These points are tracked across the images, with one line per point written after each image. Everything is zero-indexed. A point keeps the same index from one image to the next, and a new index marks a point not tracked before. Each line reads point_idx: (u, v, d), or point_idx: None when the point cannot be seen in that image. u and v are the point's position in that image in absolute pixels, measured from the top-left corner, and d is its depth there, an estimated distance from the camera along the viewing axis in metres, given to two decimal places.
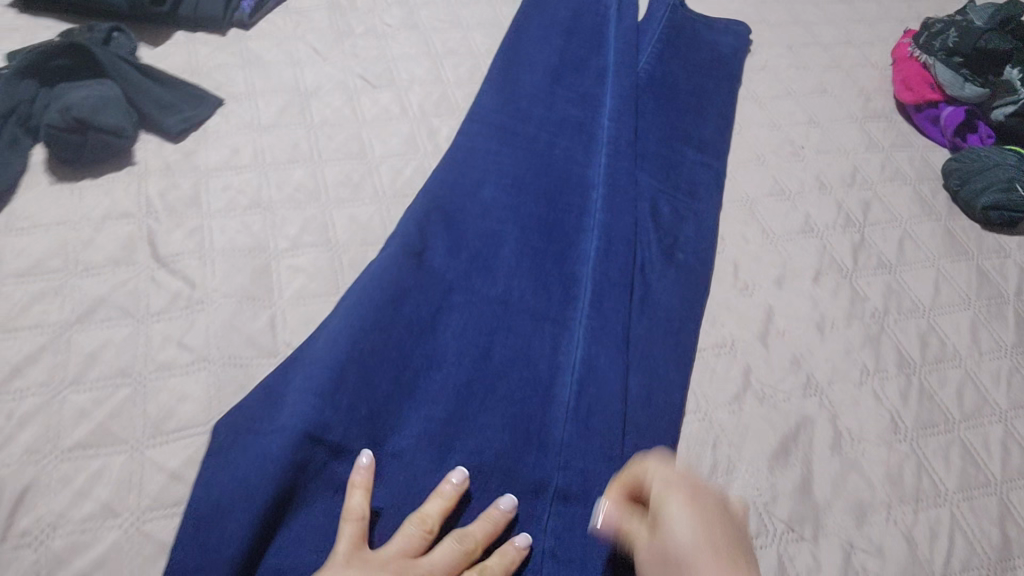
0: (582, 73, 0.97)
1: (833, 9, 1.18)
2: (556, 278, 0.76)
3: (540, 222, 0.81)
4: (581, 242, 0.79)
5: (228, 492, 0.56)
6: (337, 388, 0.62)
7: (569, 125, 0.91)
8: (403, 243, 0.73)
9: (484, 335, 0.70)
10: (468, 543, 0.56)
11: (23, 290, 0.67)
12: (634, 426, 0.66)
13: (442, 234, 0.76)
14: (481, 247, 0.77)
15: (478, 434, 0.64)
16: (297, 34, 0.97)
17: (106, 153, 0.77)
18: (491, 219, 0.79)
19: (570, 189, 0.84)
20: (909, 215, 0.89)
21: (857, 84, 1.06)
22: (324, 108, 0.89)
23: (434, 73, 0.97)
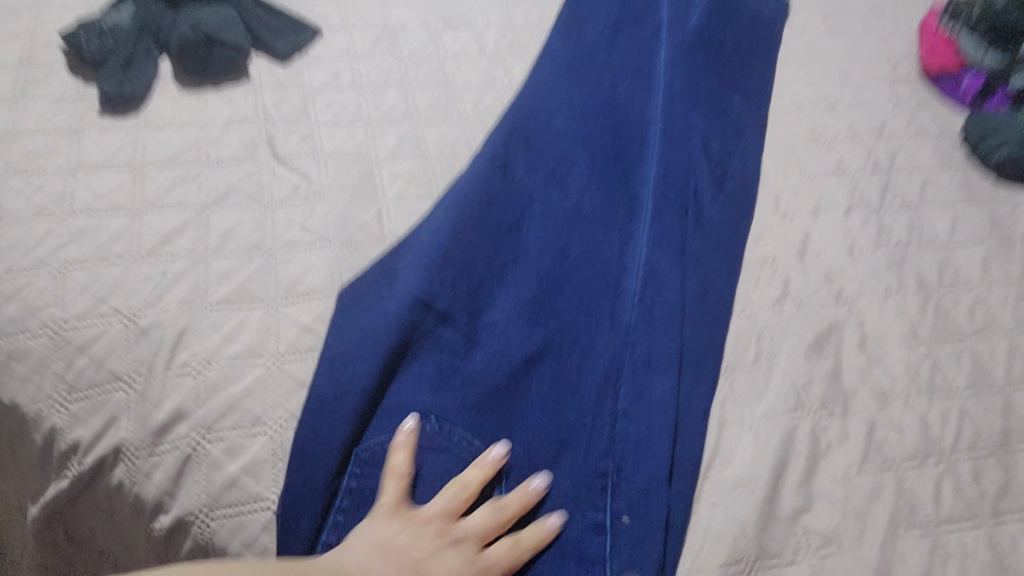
0: (643, 9, 1.03)
1: None
2: (621, 194, 0.85)
3: (607, 146, 0.89)
4: (643, 166, 0.87)
5: (355, 341, 0.66)
6: (443, 267, 0.71)
7: (632, 59, 0.98)
8: (491, 155, 0.82)
9: (561, 238, 0.80)
10: (502, 513, 0.61)
11: (165, 176, 0.78)
12: (692, 318, 0.75)
13: (523, 149, 0.85)
14: (556, 165, 0.86)
15: (557, 317, 0.74)
16: None
17: (227, 67, 0.88)
18: (565, 144, 0.88)
19: (633, 121, 0.91)
20: (931, 164, 0.99)
21: (887, 50, 1.16)
22: (412, 41, 0.98)
23: (506, 15, 1.05)
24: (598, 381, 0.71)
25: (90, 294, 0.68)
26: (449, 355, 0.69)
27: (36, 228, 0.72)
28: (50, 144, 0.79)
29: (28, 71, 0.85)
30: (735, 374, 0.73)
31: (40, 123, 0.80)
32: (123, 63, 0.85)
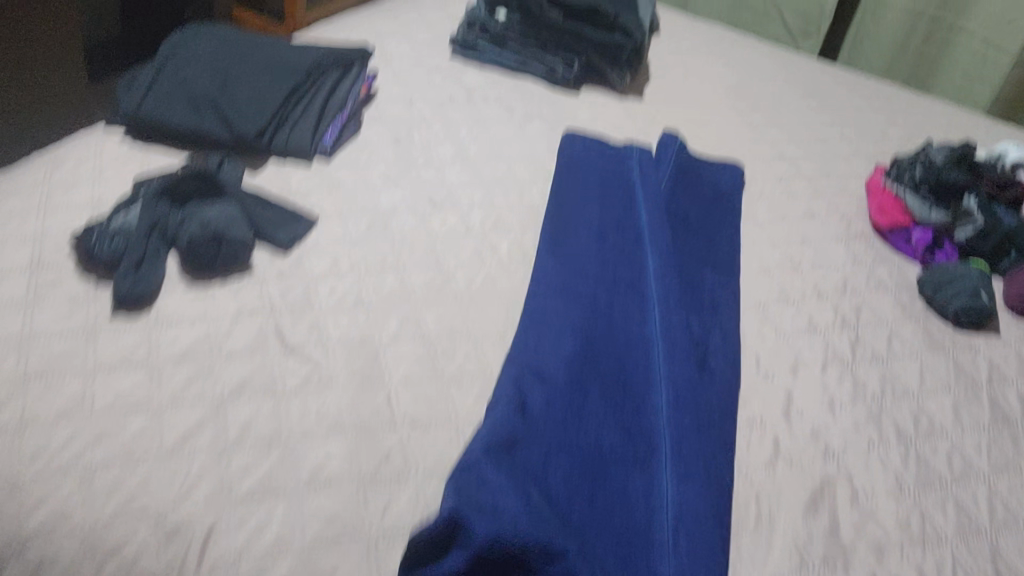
0: (618, 197, 1.12)
1: (812, 148, 1.39)
2: (640, 378, 0.86)
3: (619, 334, 0.91)
4: (654, 346, 0.88)
5: None
6: (481, 481, 0.69)
7: (622, 240, 1.05)
8: (515, 365, 0.83)
9: (590, 431, 0.80)
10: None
11: (180, 373, 0.82)
12: (711, 486, 0.77)
13: (538, 348, 0.86)
14: (575, 356, 0.86)
15: (597, 519, 0.73)
16: (371, 164, 1.13)
17: (233, 261, 0.92)
18: (578, 336, 0.89)
19: (636, 306, 0.95)
20: (895, 318, 1.06)
21: (840, 209, 1.25)
22: (401, 227, 1.04)
23: (486, 199, 1.11)
24: (638, 559, 0.71)
25: (117, 496, 0.71)
26: (534, 547, 0.65)
27: (59, 433, 0.75)
28: (66, 346, 0.82)
29: (41, 274, 0.88)
30: (740, 537, 0.77)
31: (57, 325, 0.84)
32: (134, 264, 0.89)
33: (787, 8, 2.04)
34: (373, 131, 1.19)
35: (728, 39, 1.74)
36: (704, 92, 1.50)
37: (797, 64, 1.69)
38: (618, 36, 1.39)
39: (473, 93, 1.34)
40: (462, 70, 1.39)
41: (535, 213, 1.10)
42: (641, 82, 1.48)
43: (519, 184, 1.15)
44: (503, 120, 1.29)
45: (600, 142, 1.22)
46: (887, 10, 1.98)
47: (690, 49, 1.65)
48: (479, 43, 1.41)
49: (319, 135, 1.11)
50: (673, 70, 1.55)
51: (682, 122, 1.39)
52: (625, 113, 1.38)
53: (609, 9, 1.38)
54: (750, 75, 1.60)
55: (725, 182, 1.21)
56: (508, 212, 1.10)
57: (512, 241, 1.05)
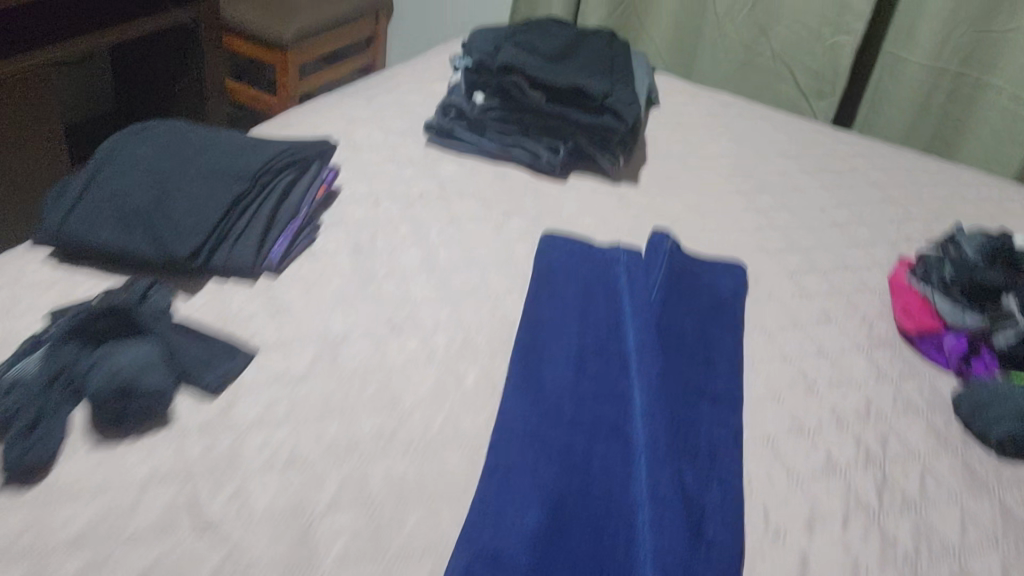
0: (604, 315, 1.00)
1: (827, 235, 1.25)
2: (620, 556, 0.73)
3: (597, 497, 0.78)
4: (638, 516, 0.76)
5: None
6: None
7: (605, 372, 0.92)
8: (471, 551, 0.71)
9: None
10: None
11: (66, 565, 0.67)
12: None
13: (501, 523, 0.74)
14: (546, 533, 0.74)
15: None
16: (324, 280, 1.00)
17: (147, 413, 0.78)
18: (549, 503, 0.77)
19: (618, 460, 0.82)
20: (926, 448, 0.91)
21: (860, 311, 1.10)
22: (352, 355, 0.90)
23: (454, 315, 0.98)
24: None
25: None
26: None
27: None
28: None
29: None
30: None
31: None
32: (29, 426, 0.75)
33: (799, 69, 1.91)
34: (331, 239, 1.07)
35: (733, 109, 1.61)
36: (707, 171, 1.36)
37: (809, 134, 1.56)
38: (609, 118, 1.26)
39: (447, 187, 1.22)
40: (437, 161, 1.27)
41: (509, 333, 0.96)
42: (637, 163, 1.35)
43: (493, 295, 1.02)
44: (479, 217, 1.16)
45: (591, 247, 1.11)
46: (905, 73, 1.83)
47: (691, 123, 1.52)
48: (456, 129, 1.29)
49: (265, 250, 0.99)
50: (672, 148, 1.42)
51: (682, 207, 1.25)
52: (618, 200, 1.24)
53: (598, 89, 1.26)
54: (757, 150, 1.46)
55: (724, 290, 1.08)
56: (478, 331, 0.96)
57: (481, 367, 0.91)
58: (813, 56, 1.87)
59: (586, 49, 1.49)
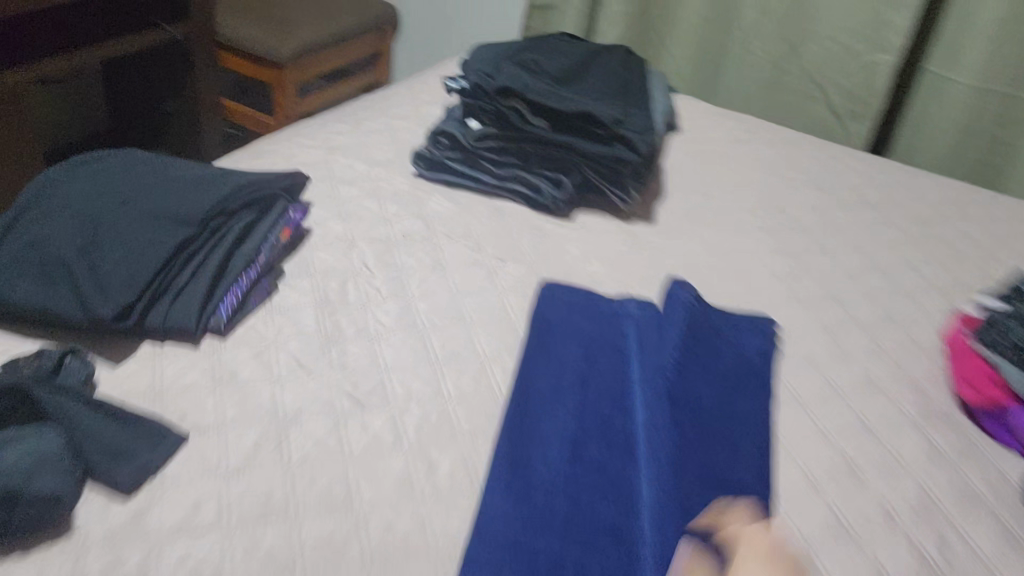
0: (609, 380, 0.84)
1: (868, 282, 1.09)
2: None
3: None
4: None
5: None
6: None
7: (609, 456, 0.76)
8: None
9: None
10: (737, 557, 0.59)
11: None
12: None
13: None
14: None
15: None
16: (279, 339, 0.85)
17: (36, 524, 0.63)
18: None
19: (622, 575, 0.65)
20: (996, 552, 0.75)
21: (910, 375, 0.94)
22: (303, 437, 0.75)
23: (430, 383, 0.82)
24: None
25: None
26: None
27: None
28: None
29: None
30: None
31: None
32: None
33: (833, 89, 1.75)
34: (293, 291, 0.92)
35: (760, 135, 1.45)
36: (731, 207, 1.21)
37: (846, 162, 1.40)
38: (619, 149, 1.10)
39: (433, 225, 1.07)
40: (424, 196, 1.12)
41: (494, 406, 0.81)
42: (651, 199, 1.20)
43: (478, 359, 0.87)
44: (468, 262, 1.01)
45: (596, 299, 0.95)
46: (951, 90, 1.67)
47: (714, 151, 1.37)
48: (447, 159, 1.14)
49: (210, 307, 0.84)
50: (692, 180, 1.27)
51: (703, 249, 1.10)
52: (629, 242, 1.09)
53: (608, 116, 1.09)
54: (788, 181, 1.30)
55: (750, 348, 0.92)
56: (457, 403, 0.80)
57: (458, 452, 0.76)
58: (848, 75, 1.71)
59: (598, 68, 1.34)
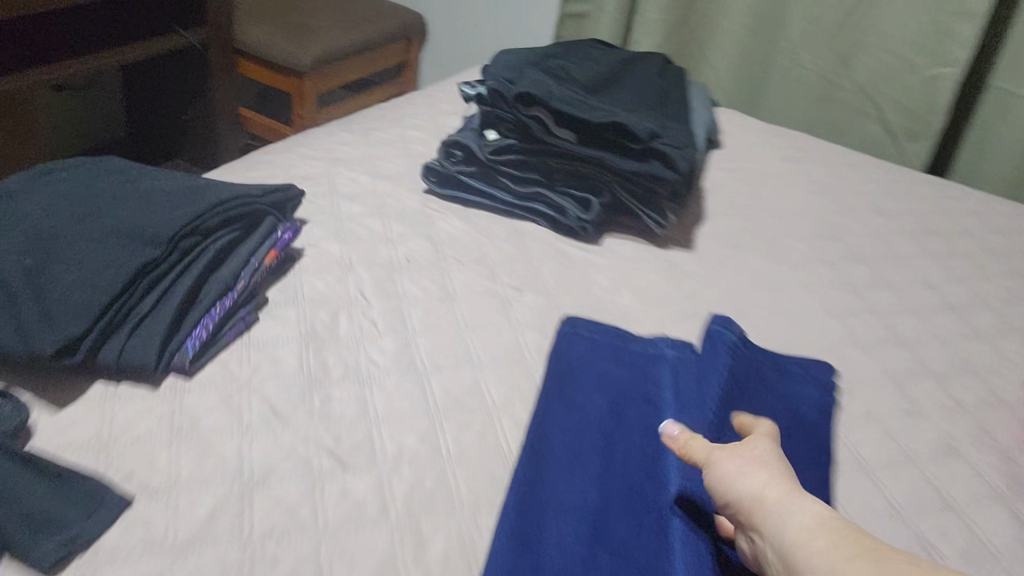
0: (641, 435, 0.69)
1: (941, 321, 0.95)
2: None
3: None
4: None
5: None
6: None
7: (638, 538, 0.60)
8: None
9: None
10: (741, 449, 0.57)
11: None
12: None
13: None
14: None
15: None
16: (254, 382, 0.73)
17: None
18: None
19: None
20: None
21: (994, 437, 0.80)
22: (270, 503, 0.62)
23: (427, 438, 0.69)
24: None
25: None
26: None
27: None
28: None
29: None
30: None
31: None
32: None
33: (888, 104, 1.61)
34: (277, 323, 0.80)
35: (810, 154, 1.32)
36: (781, 233, 1.07)
37: (908, 184, 1.26)
38: (655, 166, 0.97)
39: (443, 249, 0.94)
40: (435, 215, 1.00)
41: (501, 469, 0.68)
42: (690, 223, 1.07)
43: (485, 409, 0.74)
44: (479, 292, 0.88)
45: (629, 341, 0.81)
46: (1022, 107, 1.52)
47: (761, 170, 1.23)
48: (460, 174, 1.02)
49: (173, 342, 0.72)
50: (736, 202, 1.13)
51: (749, 282, 0.96)
52: (664, 271, 0.96)
53: (644, 128, 0.96)
54: (845, 205, 1.16)
55: (809, 394, 0.77)
56: (458, 464, 0.68)
57: (456, 525, 0.63)
58: (906, 91, 1.57)
59: (632, 77, 1.22)
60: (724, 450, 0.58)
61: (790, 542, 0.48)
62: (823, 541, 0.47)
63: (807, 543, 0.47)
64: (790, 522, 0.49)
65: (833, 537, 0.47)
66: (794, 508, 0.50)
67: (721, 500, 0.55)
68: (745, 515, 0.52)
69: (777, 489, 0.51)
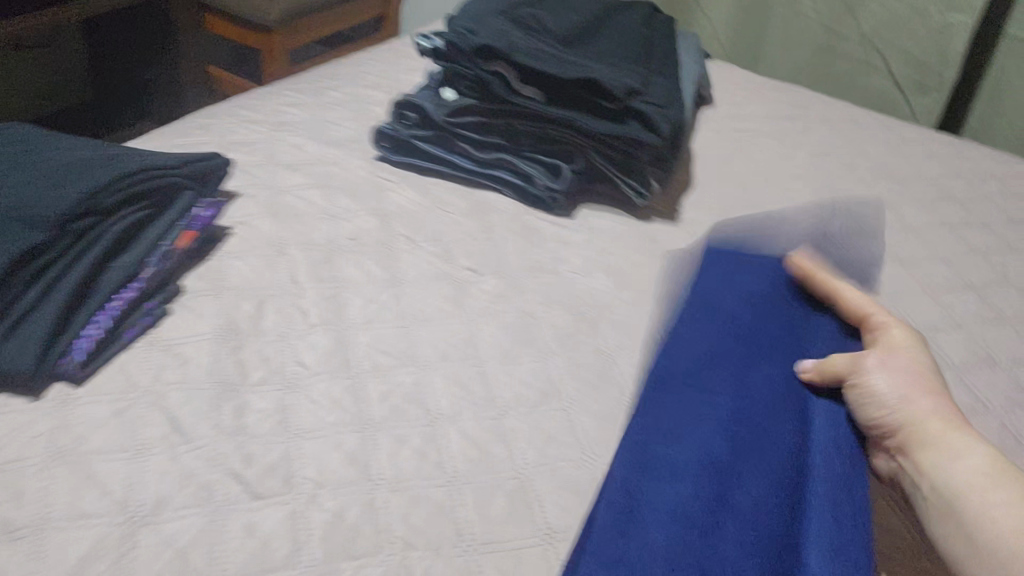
0: (781, 381, 0.58)
1: (962, 298, 0.82)
2: None
3: None
4: None
5: None
6: None
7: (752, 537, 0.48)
8: None
9: None
10: (891, 358, 0.56)
11: None
12: None
13: None
14: None
15: None
16: (155, 390, 0.62)
17: None
18: None
19: None
20: None
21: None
22: (156, 542, 0.52)
23: (355, 458, 0.59)
24: None
25: None
26: None
27: None
28: None
29: None
30: None
31: None
32: None
33: (895, 56, 1.48)
34: (193, 316, 0.69)
35: (813, 112, 1.19)
36: (778, 202, 0.95)
37: (919, 144, 1.14)
38: (634, 128, 0.86)
39: (393, 225, 0.83)
40: (388, 187, 0.89)
41: (441, 493, 0.57)
42: (676, 191, 0.95)
43: (426, 417, 0.63)
44: (431, 277, 0.77)
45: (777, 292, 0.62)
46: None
47: (756, 130, 1.12)
48: (414, 139, 0.91)
49: (57, 348, 0.61)
50: (728, 167, 1.02)
51: None
52: (645, 248, 0.84)
53: (619, 86, 0.85)
54: (849, 169, 1.05)
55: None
56: (390, 490, 0.57)
57: (383, 569, 0.52)
58: (914, 38, 1.44)
59: (614, 25, 1.09)
60: (878, 360, 0.56)
61: (946, 475, 0.49)
62: (1000, 492, 0.46)
63: (987, 485, 0.47)
64: (954, 458, 0.49)
65: (1006, 489, 0.47)
66: (968, 442, 0.50)
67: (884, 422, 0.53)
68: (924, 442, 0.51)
69: (934, 417, 0.52)
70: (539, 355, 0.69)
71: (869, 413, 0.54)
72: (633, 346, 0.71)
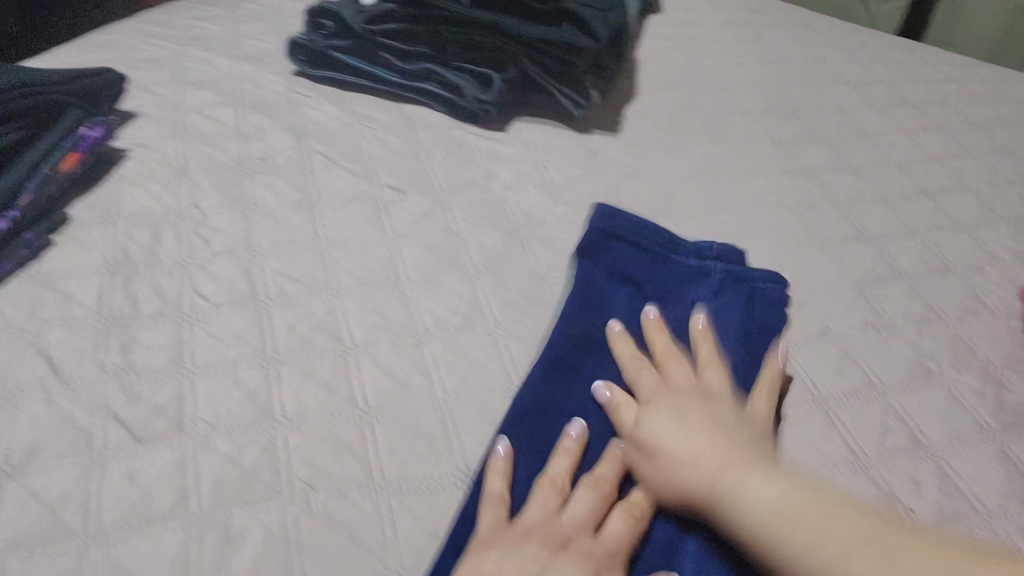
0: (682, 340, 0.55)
1: (916, 206, 0.77)
2: None
3: None
4: None
5: None
6: None
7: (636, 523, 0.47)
8: None
9: None
10: (676, 407, 0.48)
11: None
12: None
13: None
14: None
15: None
16: (32, 329, 0.56)
17: None
18: None
19: None
20: None
21: (979, 350, 0.63)
22: (21, 500, 0.47)
23: (255, 394, 0.53)
24: None
25: None
26: None
27: None
28: None
29: None
30: None
31: None
32: None
33: None
34: (80, 247, 0.63)
35: (767, 18, 1.13)
36: (727, 110, 0.90)
37: (877, 48, 1.08)
38: (569, 33, 0.79)
39: (309, 143, 0.76)
40: (305, 102, 0.82)
41: (348, 428, 0.52)
42: (618, 102, 0.89)
43: (337, 347, 0.57)
44: (347, 197, 0.70)
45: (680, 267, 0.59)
46: None
47: (706, 37, 1.05)
48: (332, 49, 0.83)
49: None
50: (675, 75, 0.95)
51: (684, 169, 0.79)
52: (581, 161, 0.78)
53: None
54: (802, 74, 0.99)
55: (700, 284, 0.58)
56: (293, 429, 0.52)
57: (280, 515, 0.48)
58: None
59: None
60: (662, 417, 0.48)
61: (746, 518, 0.40)
62: (791, 514, 0.38)
63: (780, 507, 0.39)
64: (750, 495, 0.41)
65: (802, 502, 0.38)
66: (754, 474, 0.42)
67: (662, 477, 0.45)
68: (716, 488, 0.43)
69: (721, 457, 0.44)
70: (464, 277, 0.64)
71: (651, 478, 0.46)
72: (566, 265, 0.66)
